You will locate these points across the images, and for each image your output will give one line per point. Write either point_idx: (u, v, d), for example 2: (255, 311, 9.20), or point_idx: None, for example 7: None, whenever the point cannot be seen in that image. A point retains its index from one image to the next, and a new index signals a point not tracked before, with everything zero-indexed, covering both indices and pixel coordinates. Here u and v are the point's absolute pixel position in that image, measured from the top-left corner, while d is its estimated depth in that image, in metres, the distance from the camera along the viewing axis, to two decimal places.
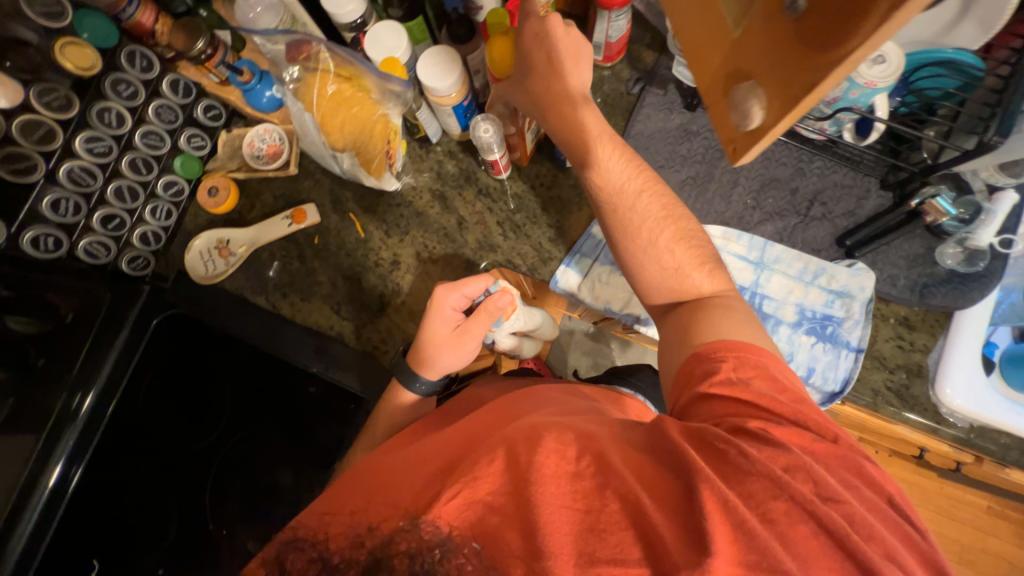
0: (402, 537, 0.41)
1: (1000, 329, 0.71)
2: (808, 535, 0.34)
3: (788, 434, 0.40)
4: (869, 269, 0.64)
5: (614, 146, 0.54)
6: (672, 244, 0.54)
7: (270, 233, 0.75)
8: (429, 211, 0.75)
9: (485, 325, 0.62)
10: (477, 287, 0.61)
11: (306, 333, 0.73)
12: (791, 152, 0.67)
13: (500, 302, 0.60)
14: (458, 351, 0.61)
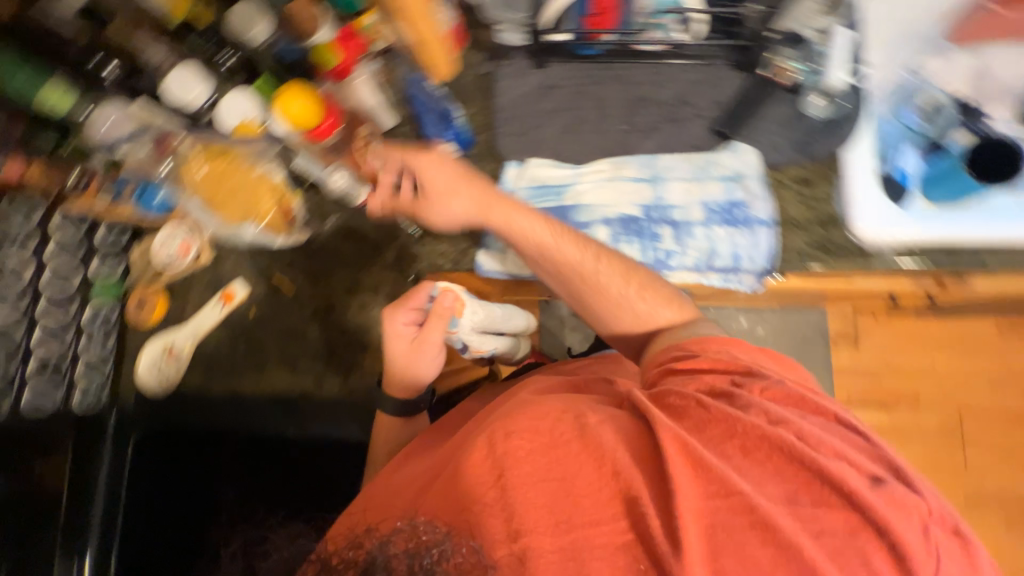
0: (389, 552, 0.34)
1: (908, 154, 0.70)
2: (765, 458, 0.36)
3: (750, 388, 0.41)
4: (751, 146, 0.67)
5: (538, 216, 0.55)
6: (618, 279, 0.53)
7: (207, 320, 0.77)
8: (345, 247, 0.77)
9: (441, 331, 0.57)
10: (417, 295, 0.57)
11: (271, 402, 0.74)
12: (644, 70, 0.70)
13: (445, 302, 0.56)
14: (424, 361, 0.58)
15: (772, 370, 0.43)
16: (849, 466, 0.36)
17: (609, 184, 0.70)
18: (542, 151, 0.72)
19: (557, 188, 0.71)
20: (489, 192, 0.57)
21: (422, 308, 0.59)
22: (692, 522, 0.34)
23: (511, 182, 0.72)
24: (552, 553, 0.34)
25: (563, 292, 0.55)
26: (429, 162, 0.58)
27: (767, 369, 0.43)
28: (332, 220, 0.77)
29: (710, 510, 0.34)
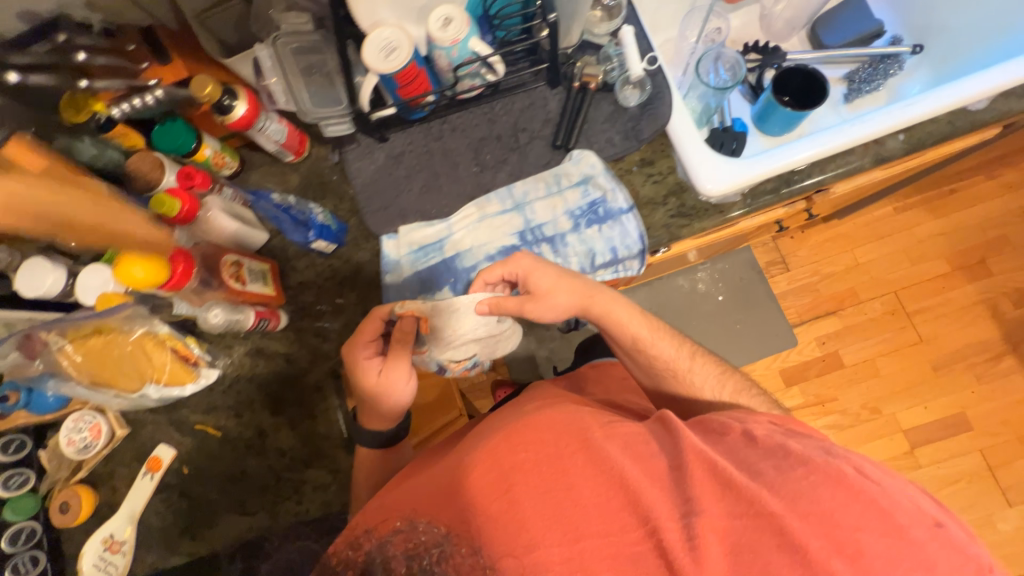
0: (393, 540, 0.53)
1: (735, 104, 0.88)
2: (779, 546, 0.45)
3: (828, 533, 0.45)
4: (586, 150, 0.71)
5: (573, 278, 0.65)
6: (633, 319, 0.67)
7: (140, 498, 0.73)
8: (257, 370, 0.75)
9: (405, 357, 0.62)
10: (370, 328, 0.63)
11: (231, 553, 0.71)
12: (476, 113, 0.75)
13: (407, 326, 0.61)
14: (400, 381, 0.62)
15: (873, 511, 0.46)
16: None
17: (481, 225, 0.73)
18: (410, 216, 0.74)
19: (436, 244, 0.74)
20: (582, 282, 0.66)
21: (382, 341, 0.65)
22: (703, 547, 0.46)
23: (392, 253, 0.74)
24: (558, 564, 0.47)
25: (611, 341, 0.68)
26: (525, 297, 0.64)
27: (870, 512, 0.46)
28: (239, 350, 0.76)
29: (705, 543, 0.46)
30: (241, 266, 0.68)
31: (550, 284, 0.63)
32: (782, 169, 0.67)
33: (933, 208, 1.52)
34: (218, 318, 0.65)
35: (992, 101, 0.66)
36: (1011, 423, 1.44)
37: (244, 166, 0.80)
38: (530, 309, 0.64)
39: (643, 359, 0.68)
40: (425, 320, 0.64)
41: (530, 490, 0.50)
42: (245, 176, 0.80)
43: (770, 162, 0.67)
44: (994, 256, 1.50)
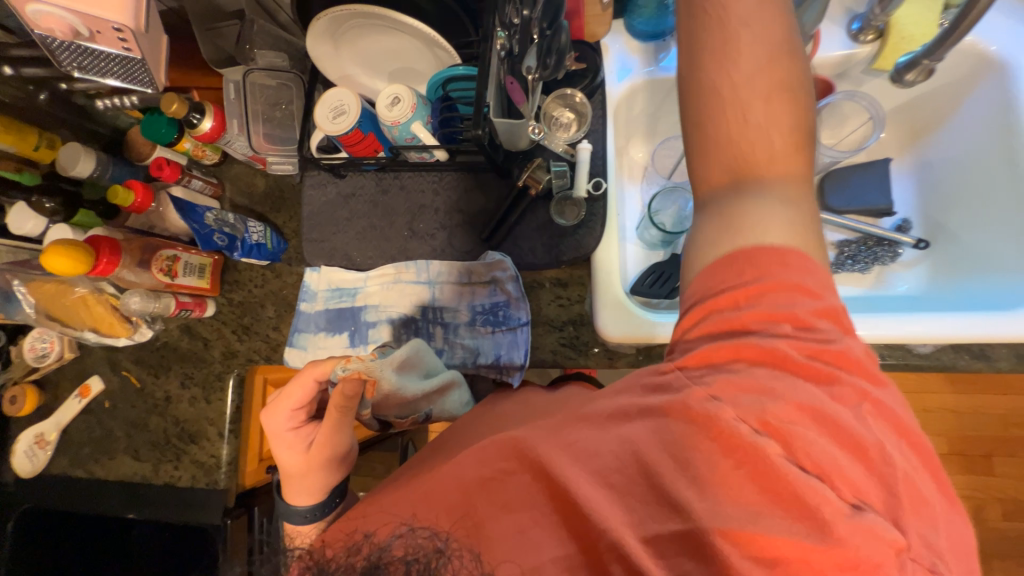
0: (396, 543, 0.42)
1: None
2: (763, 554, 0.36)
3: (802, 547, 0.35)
4: (504, 254, 0.71)
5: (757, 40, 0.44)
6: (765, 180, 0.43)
7: (68, 414, 0.87)
8: (181, 343, 0.85)
9: (342, 430, 0.59)
10: (296, 394, 0.60)
11: (118, 484, 0.84)
12: (425, 179, 0.76)
13: (347, 389, 0.54)
14: (319, 469, 0.58)
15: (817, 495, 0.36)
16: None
17: (392, 287, 0.76)
18: (336, 257, 0.79)
19: (350, 290, 0.78)
20: (792, 139, 0.43)
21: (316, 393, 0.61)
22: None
23: (312, 285, 0.79)
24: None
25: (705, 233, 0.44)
26: None
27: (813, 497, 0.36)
28: (174, 329, 0.86)
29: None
30: (178, 260, 0.76)
31: (753, 63, 0.44)
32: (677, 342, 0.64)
33: (955, 380, 1.36)
34: (136, 305, 0.76)
35: (937, 349, 0.59)
36: None
37: (226, 158, 0.86)
38: (759, 118, 0.43)
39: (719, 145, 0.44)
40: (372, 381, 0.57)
41: (488, 499, 0.45)
42: (226, 169, 0.86)
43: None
44: (1001, 455, 1.32)
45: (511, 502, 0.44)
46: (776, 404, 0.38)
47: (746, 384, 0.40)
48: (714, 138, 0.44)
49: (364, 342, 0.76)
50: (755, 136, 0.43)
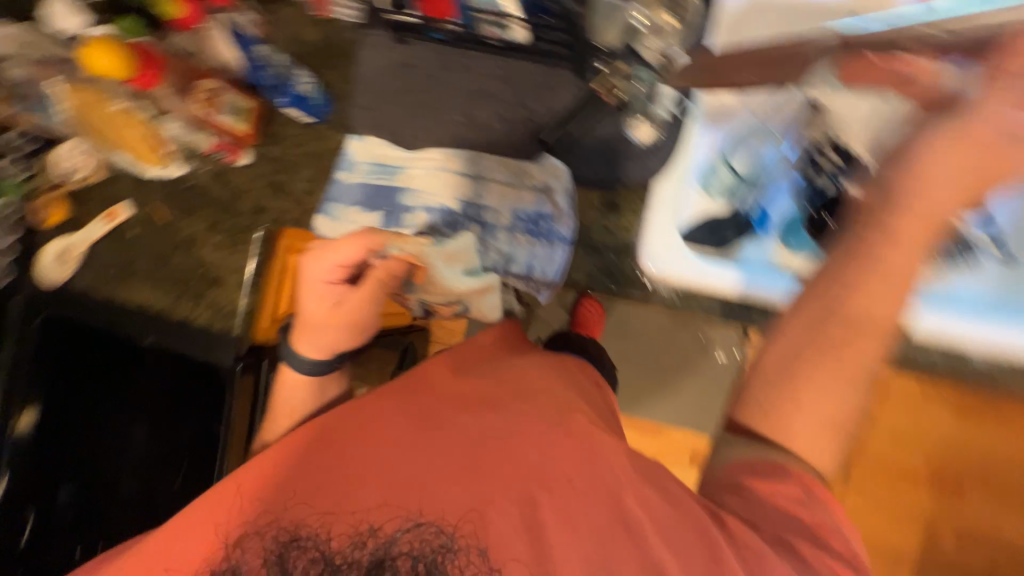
0: (403, 538, 0.37)
1: (780, 197, 0.57)
2: None
3: None
4: (564, 164, 0.68)
5: (928, 246, 0.36)
6: (840, 396, 0.36)
7: (94, 233, 0.87)
8: (210, 188, 0.82)
9: (368, 304, 0.56)
10: (346, 255, 0.54)
11: (132, 312, 0.85)
12: (491, 62, 0.69)
13: (391, 269, 0.57)
14: (335, 331, 0.55)
15: None
16: None
17: (435, 175, 0.72)
18: (383, 130, 0.74)
19: (392, 168, 0.74)
20: (914, 299, 0.37)
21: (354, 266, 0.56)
22: None
23: (353, 155, 0.75)
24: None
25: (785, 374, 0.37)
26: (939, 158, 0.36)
27: None
28: (204, 170, 0.82)
29: None
30: (220, 96, 0.72)
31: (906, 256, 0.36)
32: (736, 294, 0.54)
33: None
34: (175, 130, 0.76)
35: (991, 362, 0.56)
36: None
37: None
38: (855, 343, 0.36)
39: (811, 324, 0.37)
40: (422, 269, 0.62)
41: (553, 502, 0.38)
42: (279, 10, 0.79)
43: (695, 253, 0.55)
44: None
45: (579, 527, 0.38)
46: (853, 566, 0.35)
47: (799, 506, 0.36)
48: (833, 343, 0.36)
49: (396, 224, 0.72)
50: (862, 335, 0.36)
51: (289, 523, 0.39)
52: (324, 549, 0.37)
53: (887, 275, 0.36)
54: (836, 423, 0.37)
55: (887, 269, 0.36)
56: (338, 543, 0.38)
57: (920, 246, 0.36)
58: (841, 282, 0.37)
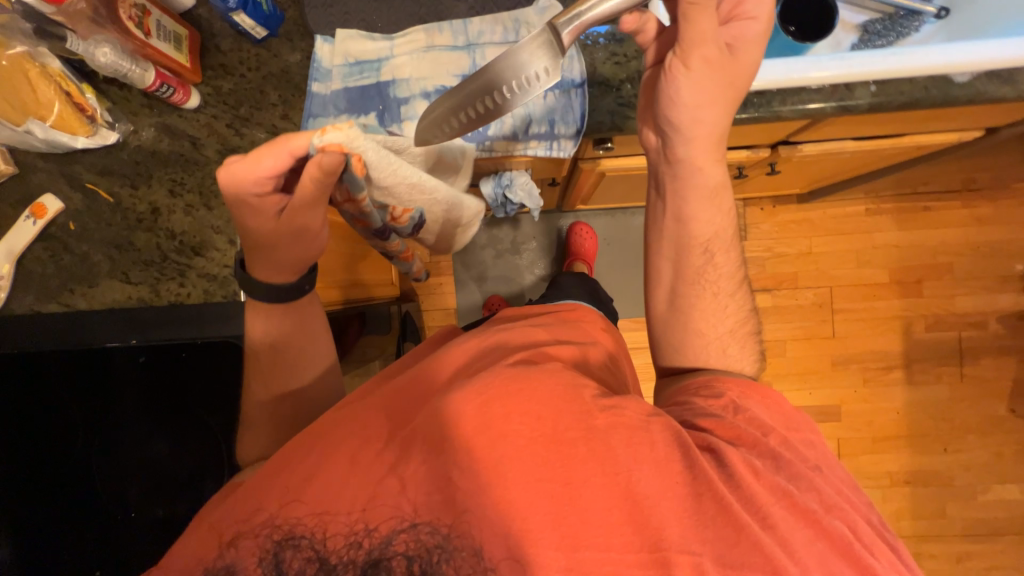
0: (400, 540, 0.50)
1: None
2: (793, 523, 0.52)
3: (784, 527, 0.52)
4: (555, 2, 0.64)
5: (710, 203, 0.66)
6: (704, 303, 0.69)
7: (21, 239, 0.71)
8: (160, 147, 0.71)
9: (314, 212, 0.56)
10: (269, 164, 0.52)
11: (110, 314, 0.73)
12: None
13: (326, 163, 0.49)
14: (289, 243, 0.58)
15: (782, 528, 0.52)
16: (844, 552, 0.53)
17: (425, 56, 0.67)
18: (351, 22, 0.68)
19: (374, 63, 0.68)
20: (720, 194, 0.67)
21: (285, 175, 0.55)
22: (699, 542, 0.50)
23: (325, 60, 0.68)
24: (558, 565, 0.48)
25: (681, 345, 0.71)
26: (700, 133, 0.61)
27: (786, 526, 0.52)
28: (149, 132, 0.71)
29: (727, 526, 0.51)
30: (148, 15, 0.61)
31: (697, 204, 0.67)
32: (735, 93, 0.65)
33: (900, 218, 1.57)
34: (105, 59, 0.59)
35: (973, 78, 0.63)
36: (872, 424, 1.59)
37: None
38: (696, 268, 0.69)
39: (676, 273, 0.70)
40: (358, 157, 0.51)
41: (514, 449, 0.51)
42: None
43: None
44: (930, 280, 1.57)
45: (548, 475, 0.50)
46: (740, 409, 0.61)
47: (729, 408, 0.62)
48: (676, 265, 0.70)
49: (399, 119, 0.68)
50: (693, 253, 0.69)
51: (283, 521, 0.51)
52: (316, 548, 0.50)
53: (703, 201, 0.66)
54: (738, 314, 0.70)
55: (705, 193, 0.66)
56: (335, 543, 0.50)
57: (710, 197, 0.66)
58: (661, 257, 0.71)
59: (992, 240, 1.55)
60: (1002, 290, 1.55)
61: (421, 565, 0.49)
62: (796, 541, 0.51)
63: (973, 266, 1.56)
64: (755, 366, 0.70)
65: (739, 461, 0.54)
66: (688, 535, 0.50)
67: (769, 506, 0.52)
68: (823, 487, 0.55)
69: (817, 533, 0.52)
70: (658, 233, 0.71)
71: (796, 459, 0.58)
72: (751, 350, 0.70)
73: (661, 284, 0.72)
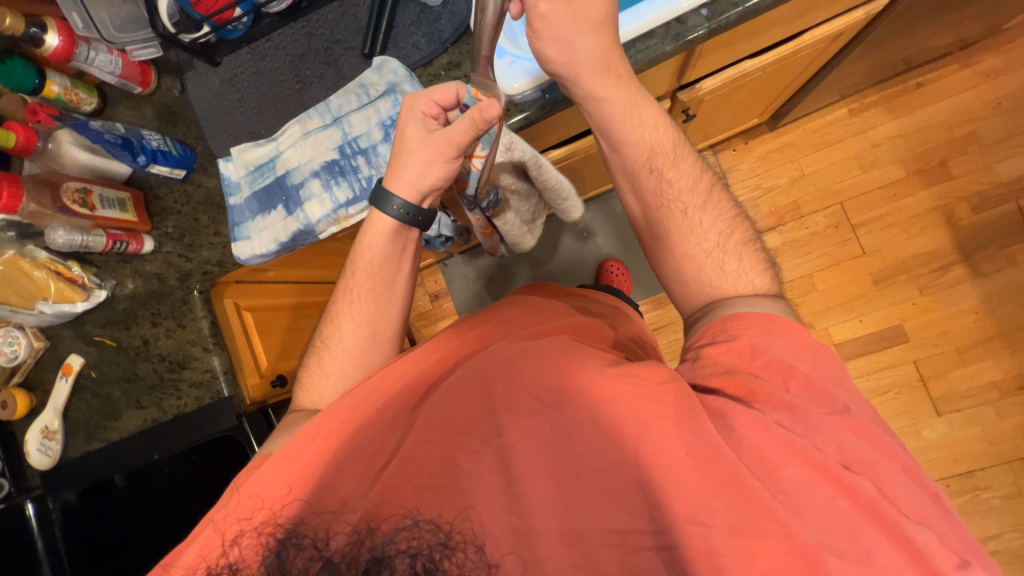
0: (399, 536, 0.42)
1: None
2: (816, 467, 0.45)
3: (810, 461, 0.45)
4: (389, 57, 0.72)
5: (638, 118, 0.61)
6: (689, 219, 0.62)
7: (60, 396, 0.85)
8: (138, 289, 0.85)
9: (444, 150, 0.59)
10: (449, 96, 0.58)
11: (134, 439, 0.85)
12: (295, 29, 0.76)
13: (485, 110, 0.55)
14: (417, 168, 0.61)
15: (814, 468, 0.45)
16: (885, 502, 0.44)
17: (304, 142, 0.76)
18: (243, 138, 0.79)
19: (268, 164, 0.78)
20: (644, 103, 0.61)
21: (447, 111, 0.61)
22: (688, 512, 0.45)
23: (232, 175, 0.78)
24: (577, 554, 0.44)
25: (678, 277, 0.64)
26: (582, 63, 0.57)
27: (818, 463, 0.45)
28: (128, 282, 0.86)
29: (720, 486, 0.45)
30: (90, 193, 0.76)
31: (622, 127, 0.61)
32: None
33: (893, 106, 1.42)
34: (62, 239, 0.74)
35: None
36: (950, 333, 1.36)
37: (106, 102, 0.82)
38: (657, 189, 0.63)
39: (640, 202, 0.65)
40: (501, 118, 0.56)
41: (514, 419, 0.50)
42: (111, 112, 0.82)
43: (528, 79, 0.68)
44: (955, 157, 1.38)
45: (549, 446, 0.49)
46: (759, 353, 0.53)
47: (750, 352, 0.53)
48: (635, 194, 0.65)
49: (299, 204, 0.77)
50: (645, 175, 0.63)
51: (289, 520, 0.48)
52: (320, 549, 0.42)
53: (623, 120, 0.61)
54: (731, 222, 0.63)
55: (621, 114, 0.61)
56: (337, 543, 0.43)
57: (629, 113, 0.61)
58: (621, 192, 0.67)
59: (1014, 91, 1.37)
60: None
61: (426, 565, 0.39)
62: (813, 504, 0.44)
63: (1003, 125, 1.37)
64: (767, 278, 0.61)
65: (754, 421, 0.48)
66: (697, 508, 0.44)
67: (781, 470, 0.45)
68: (847, 439, 0.47)
69: (839, 493, 0.44)
70: (609, 171, 0.67)
71: (814, 407, 0.49)
72: (753, 259, 0.61)
73: (635, 220, 0.67)
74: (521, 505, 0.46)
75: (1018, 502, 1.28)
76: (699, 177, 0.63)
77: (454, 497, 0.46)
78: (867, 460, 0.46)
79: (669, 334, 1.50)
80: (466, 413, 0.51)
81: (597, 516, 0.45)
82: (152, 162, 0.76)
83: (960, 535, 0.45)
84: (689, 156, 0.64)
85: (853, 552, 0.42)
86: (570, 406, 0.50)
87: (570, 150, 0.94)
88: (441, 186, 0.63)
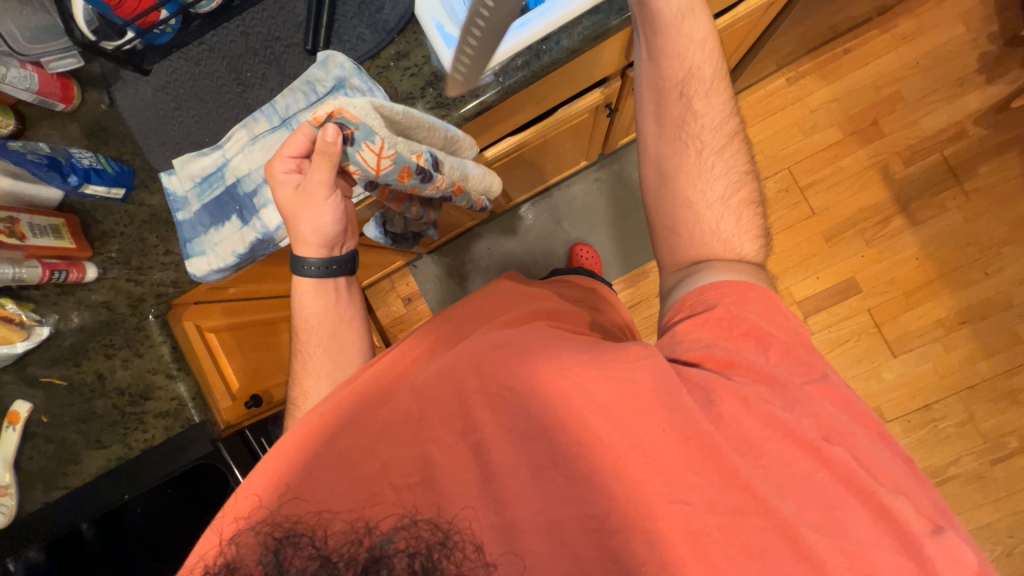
0: (398, 536, 0.41)
1: None
2: (788, 436, 0.47)
3: (785, 435, 0.47)
4: (333, 51, 0.69)
5: (697, 27, 0.60)
6: (709, 156, 0.62)
7: (8, 447, 0.76)
8: (85, 321, 0.79)
9: (319, 196, 0.61)
10: (300, 143, 0.60)
11: (99, 482, 0.79)
12: (229, 28, 0.72)
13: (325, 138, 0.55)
14: (307, 218, 0.63)
15: (796, 443, 0.46)
16: (861, 469, 0.46)
17: (253, 147, 0.73)
18: (185, 148, 0.74)
19: (216, 174, 0.74)
20: (704, 21, 0.60)
21: (306, 156, 0.62)
22: (674, 486, 0.45)
23: (178, 189, 0.74)
24: (575, 537, 0.44)
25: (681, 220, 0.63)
26: None
27: (795, 433, 0.47)
28: (73, 315, 0.79)
29: (700, 455, 0.46)
30: (17, 221, 0.69)
31: (673, 36, 0.60)
32: (520, 45, 0.67)
33: (826, 72, 1.51)
34: None
35: None
36: (897, 280, 1.46)
37: (24, 123, 0.75)
38: (685, 118, 0.62)
39: (659, 127, 0.64)
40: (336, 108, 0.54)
41: (493, 414, 0.50)
42: (32, 134, 0.75)
43: (506, 46, 0.67)
44: (886, 116, 1.48)
45: (529, 437, 0.48)
46: (737, 321, 0.55)
47: (726, 321, 0.55)
48: (657, 120, 0.64)
49: (255, 213, 0.73)
50: (676, 99, 0.62)
51: (282, 519, 0.46)
52: (319, 545, 0.41)
53: (677, 28, 0.59)
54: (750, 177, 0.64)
55: (675, 20, 0.59)
56: (337, 541, 0.41)
57: (688, 21, 0.60)
58: (642, 110, 0.65)
59: (930, 50, 1.47)
60: (965, 94, 1.46)
61: (425, 564, 0.38)
62: (790, 474, 0.46)
63: (924, 83, 1.47)
64: (755, 245, 0.62)
65: (730, 394, 0.49)
66: (676, 485, 0.45)
67: (753, 435, 0.47)
68: (824, 410, 0.49)
69: (816, 463, 0.46)
70: (637, 82, 0.65)
71: (793, 377, 0.51)
72: (749, 221, 0.63)
73: (646, 148, 0.66)
74: (499, 500, 0.45)
75: (967, 429, 1.40)
76: (731, 119, 0.63)
77: (446, 498, 0.45)
78: (845, 431, 0.48)
79: (643, 311, 1.54)
80: (440, 408, 0.51)
81: (578, 502, 0.45)
82: (90, 180, 0.71)
83: (932, 502, 0.47)
84: (726, 98, 0.63)
85: (825, 516, 0.44)
86: (546, 386, 0.49)
87: (527, 135, 0.95)
88: (336, 227, 0.66)
